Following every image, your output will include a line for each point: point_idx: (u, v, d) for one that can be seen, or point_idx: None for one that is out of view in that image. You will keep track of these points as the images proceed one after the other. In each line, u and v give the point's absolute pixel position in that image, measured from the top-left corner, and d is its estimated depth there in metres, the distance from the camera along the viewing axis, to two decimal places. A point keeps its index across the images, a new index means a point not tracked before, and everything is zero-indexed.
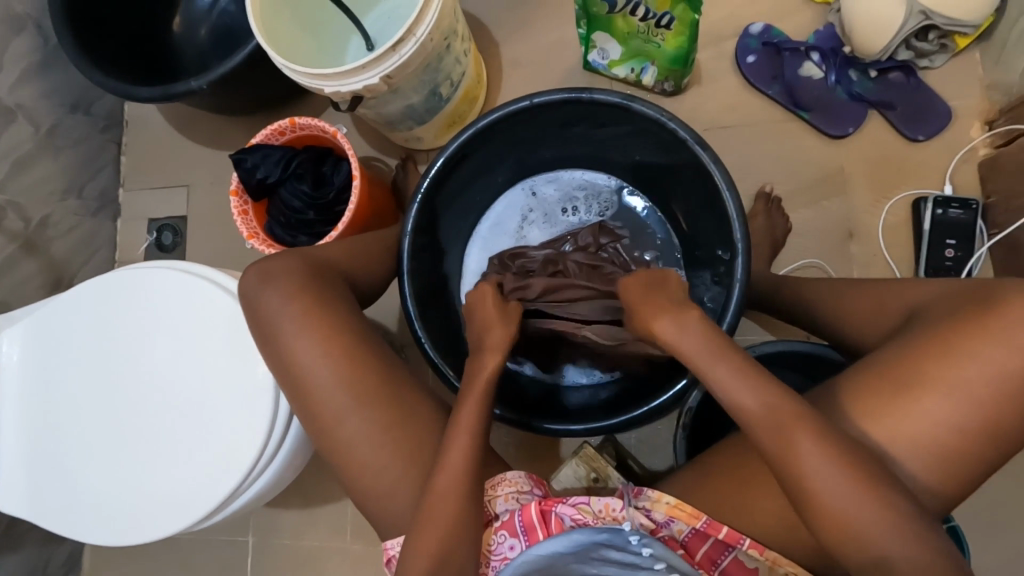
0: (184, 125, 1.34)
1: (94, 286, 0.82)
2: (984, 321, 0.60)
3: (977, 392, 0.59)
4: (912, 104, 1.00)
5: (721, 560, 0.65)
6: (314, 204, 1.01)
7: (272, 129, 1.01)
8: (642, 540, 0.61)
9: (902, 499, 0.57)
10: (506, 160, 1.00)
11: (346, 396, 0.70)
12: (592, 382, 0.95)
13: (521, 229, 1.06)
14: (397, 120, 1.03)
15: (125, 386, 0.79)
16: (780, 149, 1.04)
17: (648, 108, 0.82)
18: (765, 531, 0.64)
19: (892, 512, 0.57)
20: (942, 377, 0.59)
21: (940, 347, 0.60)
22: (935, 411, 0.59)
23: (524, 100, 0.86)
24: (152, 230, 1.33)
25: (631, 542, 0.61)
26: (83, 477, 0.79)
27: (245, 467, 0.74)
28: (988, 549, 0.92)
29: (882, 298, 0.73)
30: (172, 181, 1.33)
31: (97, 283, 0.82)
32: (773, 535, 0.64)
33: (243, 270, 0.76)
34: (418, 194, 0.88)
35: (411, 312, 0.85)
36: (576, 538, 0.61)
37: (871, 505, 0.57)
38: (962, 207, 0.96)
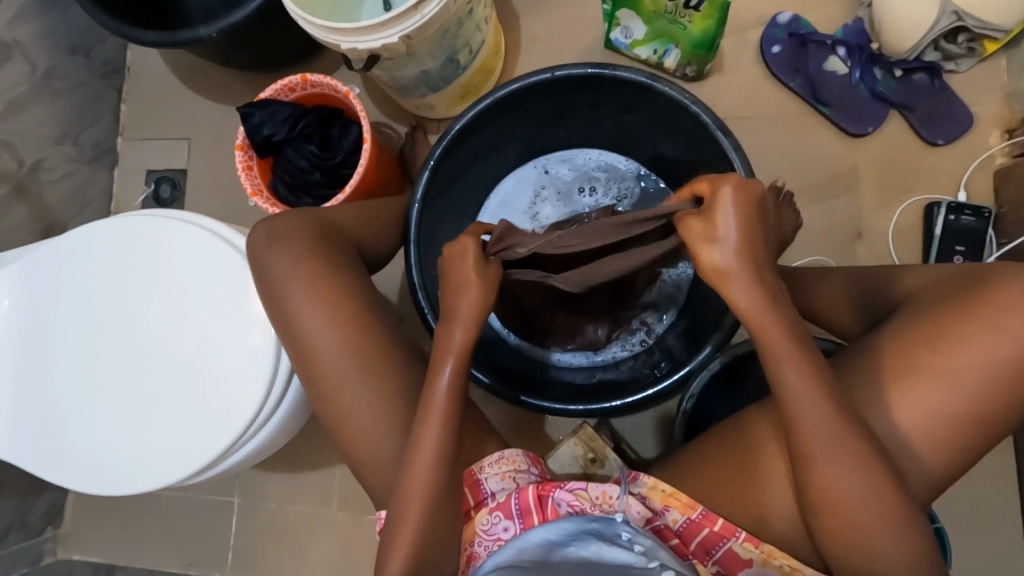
0: (187, 76, 1.29)
1: (89, 234, 0.80)
2: (981, 306, 0.60)
3: (980, 390, 0.59)
4: (934, 108, 0.99)
5: (715, 551, 0.65)
6: (321, 165, 0.99)
7: (282, 85, 0.98)
8: (632, 536, 0.59)
9: (901, 493, 0.58)
10: (522, 132, 0.97)
11: (349, 359, 0.69)
12: (592, 365, 0.96)
13: (532, 206, 1.05)
14: (411, 85, 1.00)
15: (118, 336, 0.78)
16: (797, 144, 1.03)
17: (672, 89, 0.80)
18: (760, 524, 0.64)
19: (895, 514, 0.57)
20: (948, 373, 0.59)
21: (941, 339, 0.60)
22: (941, 409, 0.60)
23: (546, 72, 0.83)
24: (149, 182, 1.29)
25: (622, 536, 0.59)
26: (70, 425, 0.77)
27: (240, 426, 0.73)
28: (968, 553, 0.94)
29: (877, 293, 0.73)
30: (172, 134, 1.29)
31: (92, 231, 0.80)
32: (770, 522, 0.64)
33: (251, 226, 0.73)
34: (429, 162, 0.85)
35: (415, 283, 0.83)
36: (566, 527, 0.60)
37: (877, 505, 0.57)
38: (974, 214, 0.95)
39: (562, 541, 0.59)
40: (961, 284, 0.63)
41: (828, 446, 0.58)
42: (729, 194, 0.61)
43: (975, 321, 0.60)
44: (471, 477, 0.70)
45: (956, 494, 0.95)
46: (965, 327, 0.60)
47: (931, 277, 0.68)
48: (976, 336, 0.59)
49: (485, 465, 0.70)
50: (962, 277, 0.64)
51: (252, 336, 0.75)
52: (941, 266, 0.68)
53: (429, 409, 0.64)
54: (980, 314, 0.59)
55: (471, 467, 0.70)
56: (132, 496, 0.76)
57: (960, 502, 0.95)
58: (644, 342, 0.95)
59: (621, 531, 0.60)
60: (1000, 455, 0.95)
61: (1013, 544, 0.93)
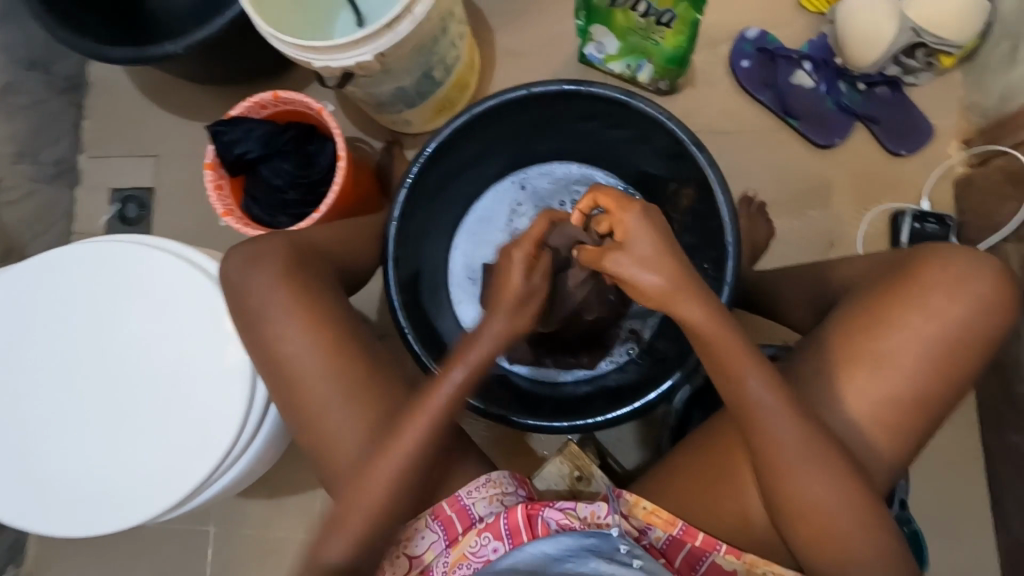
0: (153, 92, 1.26)
1: (52, 260, 0.76)
2: (918, 292, 0.62)
3: (940, 394, 0.61)
4: (896, 119, 1.02)
5: (700, 565, 0.64)
6: (297, 184, 0.97)
7: (253, 102, 0.96)
8: (631, 550, 0.60)
9: (873, 504, 0.59)
10: (496, 150, 0.98)
11: (329, 386, 0.67)
12: (592, 377, 0.97)
13: (510, 222, 1.05)
14: (387, 101, 1.00)
15: (87, 366, 0.74)
16: (768, 156, 1.06)
17: (648, 105, 0.82)
18: (743, 534, 0.64)
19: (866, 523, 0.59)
20: (896, 365, 0.61)
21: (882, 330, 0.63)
22: (894, 398, 0.61)
23: (523, 89, 0.84)
24: (115, 201, 1.25)
25: (620, 550, 0.60)
26: (34, 461, 0.73)
27: (219, 457, 0.71)
28: (946, 556, 0.96)
29: (832, 288, 0.75)
30: (139, 151, 1.25)
31: (56, 257, 0.76)
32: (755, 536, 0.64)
33: (225, 252, 0.71)
34: (406, 182, 0.84)
35: (396, 302, 0.82)
36: (565, 542, 0.60)
37: (849, 517, 0.59)
38: (938, 222, 0.98)
39: (561, 556, 0.59)
40: (891, 267, 0.67)
41: (808, 459, 0.59)
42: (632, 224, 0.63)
43: (911, 303, 0.62)
44: (456, 502, 0.67)
45: (933, 497, 0.97)
46: (936, 343, 0.61)
47: (870, 266, 0.71)
48: (918, 326, 0.61)
49: (471, 489, 0.68)
50: (897, 262, 0.67)
51: (228, 363, 0.72)
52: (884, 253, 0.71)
53: (420, 414, 0.64)
54: (949, 328, 0.61)
55: (456, 492, 0.67)
56: (104, 535, 0.72)
57: (937, 505, 0.96)
58: (630, 351, 0.97)
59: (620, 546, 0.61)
60: (970, 456, 0.97)
61: (988, 544, 0.95)
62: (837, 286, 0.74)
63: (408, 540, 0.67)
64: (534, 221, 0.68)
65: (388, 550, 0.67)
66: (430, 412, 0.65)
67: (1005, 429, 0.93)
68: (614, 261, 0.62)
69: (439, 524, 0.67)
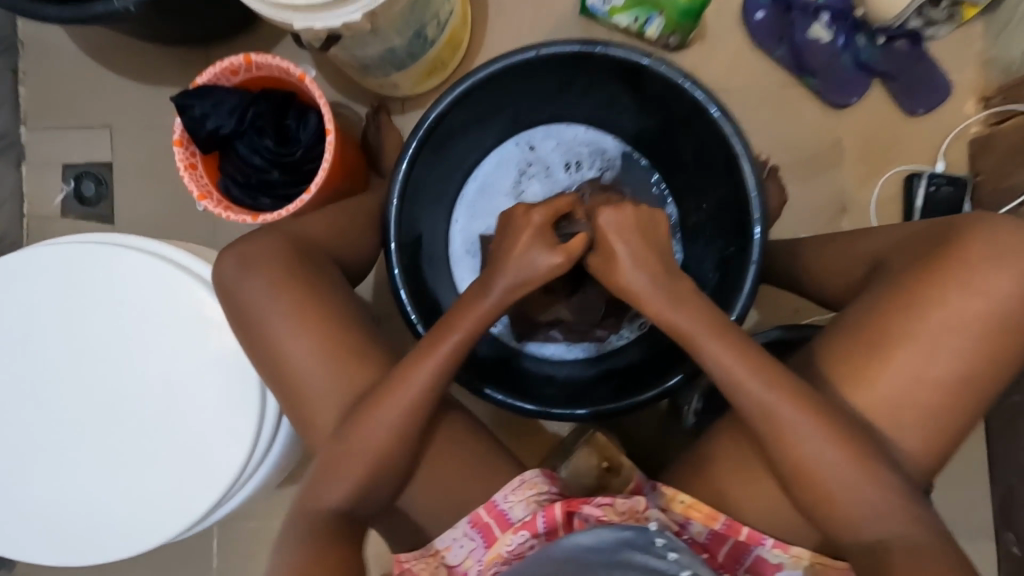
0: (100, 52, 1.11)
1: (16, 267, 0.68)
2: (957, 270, 0.59)
3: (986, 380, 0.59)
4: (915, 76, 0.97)
5: (744, 560, 0.63)
6: (277, 162, 0.89)
7: (223, 68, 0.84)
8: (668, 544, 0.56)
9: (914, 495, 0.58)
10: (497, 112, 0.90)
11: (342, 395, 0.63)
12: (602, 351, 0.95)
13: (518, 184, 0.98)
14: (374, 65, 0.90)
15: (73, 383, 0.67)
16: (781, 117, 1.01)
17: (667, 69, 0.75)
18: (780, 529, 0.63)
19: (908, 517, 0.57)
20: (941, 348, 0.59)
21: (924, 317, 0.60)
22: (925, 383, 0.59)
23: (531, 51, 0.77)
24: (68, 178, 1.13)
25: (657, 544, 0.56)
26: (22, 487, 0.67)
27: (231, 475, 0.65)
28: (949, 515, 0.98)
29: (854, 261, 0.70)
30: (90, 121, 1.12)
31: (19, 263, 0.67)
32: (795, 526, 0.63)
33: (217, 255, 0.65)
34: (404, 159, 0.79)
35: (401, 292, 0.78)
36: (601, 534, 0.56)
37: (892, 512, 0.57)
38: (953, 184, 0.96)
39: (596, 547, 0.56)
40: (926, 242, 0.63)
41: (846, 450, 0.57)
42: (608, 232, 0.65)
43: (942, 283, 0.59)
44: (493, 507, 0.65)
45: None
46: (985, 327, 0.58)
47: (898, 236, 0.67)
48: (952, 309, 0.58)
49: (506, 492, 0.65)
50: (935, 236, 0.63)
51: (235, 374, 0.67)
52: (915, 222, 0.68)
53: (404, 384, 0.61)
54: (999, 311, 0.58)
55: (492, 498, 0.65)
56: (111, 563, 0.67)
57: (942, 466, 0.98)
58: (645, 325, 0.93)
59: (655, 539, 0.57)
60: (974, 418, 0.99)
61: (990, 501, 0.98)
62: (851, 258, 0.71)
63: (445, 550, 0.65)
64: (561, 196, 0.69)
65: (426, 561, 0.65)
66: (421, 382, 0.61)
67: (1011, 391, 0.94)
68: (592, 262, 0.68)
69: (477, 531, 0.64)
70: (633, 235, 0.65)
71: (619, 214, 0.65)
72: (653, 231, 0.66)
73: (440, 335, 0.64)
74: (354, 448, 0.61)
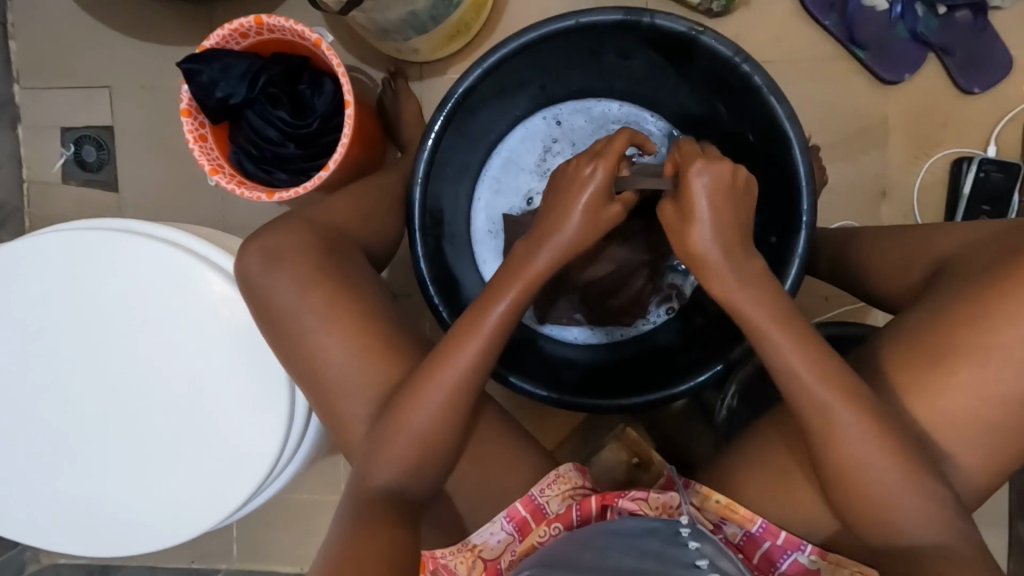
0: (96, 6, 1.04)
1: (27, 253, 0.64)
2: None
3: None
4: (973, 50, 0.90)
5: (780, 564, 0.62)
6: (291, 135, 0.83)
7: (232, 30, 0.78)
8: (693, 535, 0.55)
9: (958, 505, 0.56)
10: (526, 84, 0.85)
11: (370, 392, 0.61)
12: (628, 336, 0.92)
13: (543, 161, 0.93)
14: (394, 27, 0.83)
15: (92, 376, 0.65)
16: (825, 92, 0.94)
17: (718, 43, 0.70)
18: (815, 531, 0.62)
19: (952, 527, 0.56)
20: (1000, 355, 0.56)
21: (982, 324, 0.57)
22: (971, 392, 0.57)
23: (568, 19, 0.73)
24: (68, 143, 1.07)
25: (681, 534, 0.55)
26: (47, 477, 0.66)
27: (259, 473, 0.64)
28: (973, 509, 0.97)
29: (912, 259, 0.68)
30: (87, 81, 1.05)
31: (31, 250, 0.64)
32: (834, 530, 0.61)
33: (239, 248, 0.63)
34: (431, 134, 0.76)
35: (426, 278, 0.75)
36: (626, 523, 0.56)
37: (936, 521, 0.56)
38: (1002, 170, 0.90)
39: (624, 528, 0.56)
40: (994, 249, 0.61)
41: (894, 460, 0.56)
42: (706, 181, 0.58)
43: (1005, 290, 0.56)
44: (530, 502, 0.62)
45: None
46: None
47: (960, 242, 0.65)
48: (1016, 317, 0.56)
49: (543, 486, 0.63)
50: (1004, 243, 0.61)
51: (260, 370, 0.64)
52: (981, 223, 0.65)
53: (435, 384, 0.59)
54: None
55: (529, 492, 0.63)
56: (140, 553, 0.67)
57: None
58: (672, 310, 0.91)
59: (680, 530, 0.56)
60: None
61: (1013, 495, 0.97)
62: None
63: (481, 545, 0.61)
64: (618, 135, 0.62)
65: (463, 556, 0.60)
66: (452, 379, 0.59)
67: None
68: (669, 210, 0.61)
69: (513, 526, 0.61)
70: (719, 202, 0.58)
71: (719, 166, 0.58)
72: (744, 196, 0.60)
73: (467, 327, 0.61)
74: (385, 445, 0.59)
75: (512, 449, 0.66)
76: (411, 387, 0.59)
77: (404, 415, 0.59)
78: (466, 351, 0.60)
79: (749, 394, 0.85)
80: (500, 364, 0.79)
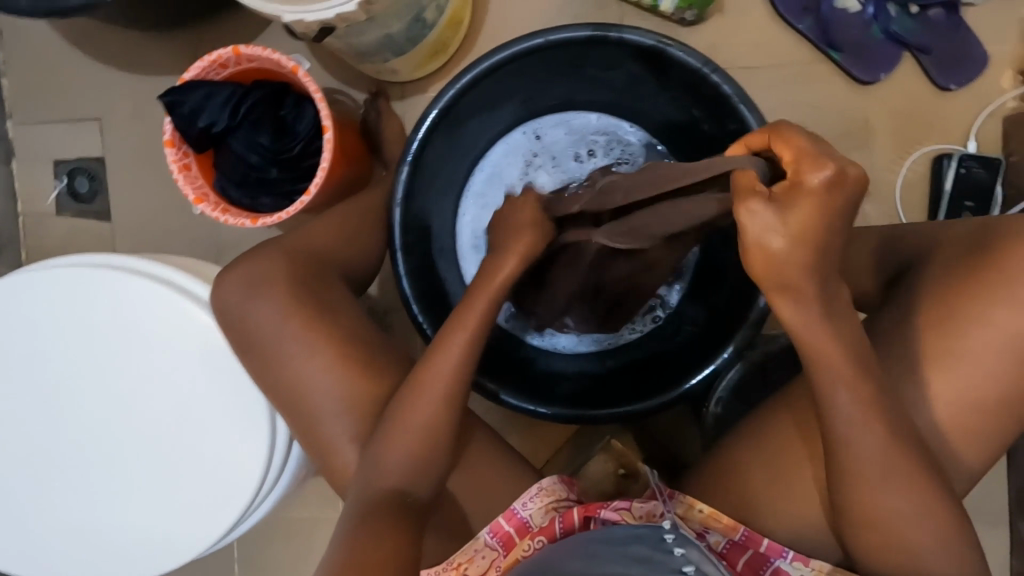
0: (84, 40, 1.06)
1: (17, 291, 0.66)
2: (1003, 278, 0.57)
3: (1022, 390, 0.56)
4: (948, 47, 0.91)
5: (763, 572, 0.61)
6: (274, 160, 0.85)
7: (211, 61, 0.79)
8: (677, 540, 0.54)
9: (949, 511, 0.56)
10: (505, 102, 0.86)
11: (352, 415, 0.61)
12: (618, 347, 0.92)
13: (525, 175, 0.93)
14: (371, 51, 0.84)
15: (80, 410, 0.66)
16: (805, 94, 0.95)
17: (686, 54, 0.72)
18: (803, 539, 0.62)
19: (939, 533, 0.55)
20: (975, 355, 0.56)
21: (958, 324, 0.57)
22: (950, 395, 0.57)
23: (538, 38, 0.74)
24: (60, 175, 1.09)
25: (666, 541, 0.54)
26: (39, 510, 0.67)
27: (245, 499, 0.65)
28: (979, 510, 0.96)
29: (886, 262, 0.67)
30: (78, 114, 1.08)
31: (20, 288, 0.66)
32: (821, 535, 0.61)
33: (215, 281, 0.64)
34: (406, 160, 0.77)
35: (409, 296, 0.76)
36: (614, 533, 0.56)
37: (926, 530, 0.55)
38: (984, 166, 0.91)
39: (610, 539, 0.55)
40: (962, 241, 0.60)
41: (880, 470, 0.55)
42: (819, 192, 0.47)
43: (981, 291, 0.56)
44: (513, 516, 0.62)
45: None
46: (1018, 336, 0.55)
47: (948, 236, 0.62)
48: (995, 319, 0.56)
49: (525, 500, 0.63)
50: (969, 236, 0.60)
51: (242, 398, 0.65)
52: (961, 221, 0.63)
53: (415, 409, 0.59)
54: None
55: (511, 506, 0.63)
56: None
57: None
58: (659, 319, 0.91)
59: (664, 536, 0.55)
60: None
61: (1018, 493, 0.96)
62: (893, 261, 0.67)
63: (466, 562, 0.61)
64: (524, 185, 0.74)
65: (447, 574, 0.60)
66: (431, 400, 0.59)
67: None
68: (754, 207, 0.48)
69: (497, 541, 0.62)
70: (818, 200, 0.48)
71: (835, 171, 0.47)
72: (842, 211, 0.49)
73: (443, 346, 0.61)
74: (364, 470, 0.59)
75: (498, 468, 0.66)
76: (390, 408, 0.60)
77: (383, 437, 0.59)
78: (445, 373, 0.60)
79: (737, 401, 0.85)
80: (489, 380, 0.80)
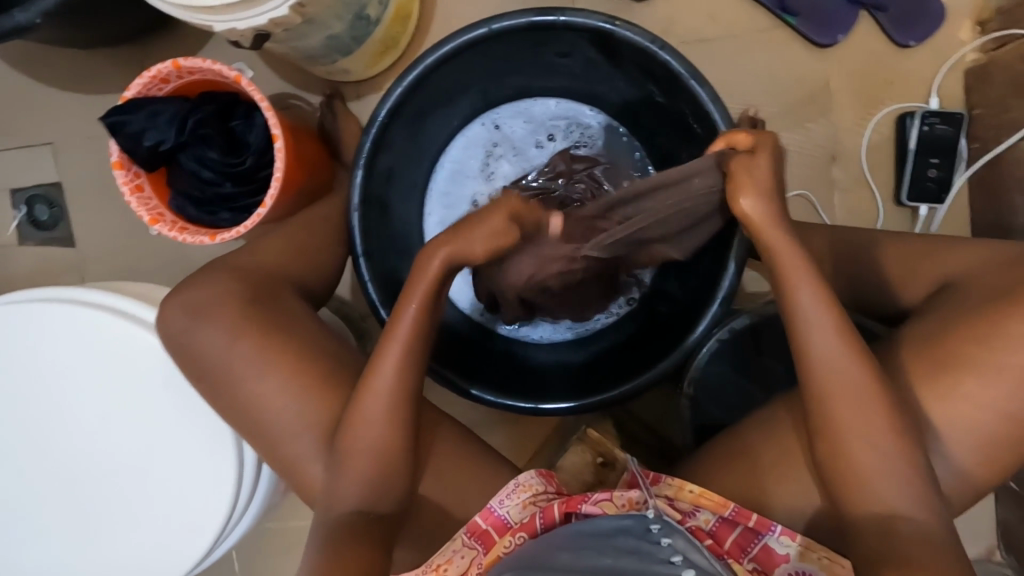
0: (29, 63, 1.03)
1: None
2: None
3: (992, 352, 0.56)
4: (905, 3, 0.90)
5: (751, 549, 0.59)
6: (228, 174, 0.83)
7: (151, 77, 0.77)
8: (662, 530, 0.54)
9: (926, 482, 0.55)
10: (460, 96, 0.85)
11: (314, 428, 0.61)
12: (593, 332, 0.91)
13: (486, 166, 0.92)
14: (317, 53, 0.82)
15: (46, 445, 0.66)
16: (764, 62, 0.93)
17: (634, 33, 0.70)
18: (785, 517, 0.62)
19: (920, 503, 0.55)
20: None
21: None
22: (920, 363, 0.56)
23: (483, 27, 0.72)
24: (19, 204, 1.06)
25: (651, 530, 0.54)
26: (19, 547, 0.67)
27: (221, 519, 0.65)
28: None
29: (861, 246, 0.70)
30: (31, 139, 1.05)
31: None
32: (800, 511, 0.61)
33: (160, 307, 0.63)
34: (360, 163, 0.75)
35: (376, 301, 0.75)
36: (596, 524, 0.55)
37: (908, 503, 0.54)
38: (947, 122, 0.90)
39: (593, 532, 0.54)
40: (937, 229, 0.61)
41: (853, 445, 0.55)
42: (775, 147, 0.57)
43: None
44: (490, 514, 0.62)
45: None
46: None
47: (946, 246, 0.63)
48: None
49: (502, 498, 0.62)
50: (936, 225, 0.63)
51: (210, 420, 0.65)
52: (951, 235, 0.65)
53: (382, 418, 0.59)
54: None
55: (488, 504, 0.62)
56: None
57: None
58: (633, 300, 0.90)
59: (650, 526, 0.54)
60: None
61: None
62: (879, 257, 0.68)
63: (446, 564, 0.60)
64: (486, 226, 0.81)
65: None
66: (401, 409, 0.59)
67: None
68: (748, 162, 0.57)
69: (476, 540, 0.61)
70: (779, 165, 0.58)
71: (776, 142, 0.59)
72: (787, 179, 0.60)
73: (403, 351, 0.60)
74: (339, 481, 0.59)
75: (477, 469, 0.66)
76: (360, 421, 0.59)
77: (352, 450, 0.59)
78: (412, 383, 0.60)
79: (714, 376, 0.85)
80: (461, 378, 0.78)
